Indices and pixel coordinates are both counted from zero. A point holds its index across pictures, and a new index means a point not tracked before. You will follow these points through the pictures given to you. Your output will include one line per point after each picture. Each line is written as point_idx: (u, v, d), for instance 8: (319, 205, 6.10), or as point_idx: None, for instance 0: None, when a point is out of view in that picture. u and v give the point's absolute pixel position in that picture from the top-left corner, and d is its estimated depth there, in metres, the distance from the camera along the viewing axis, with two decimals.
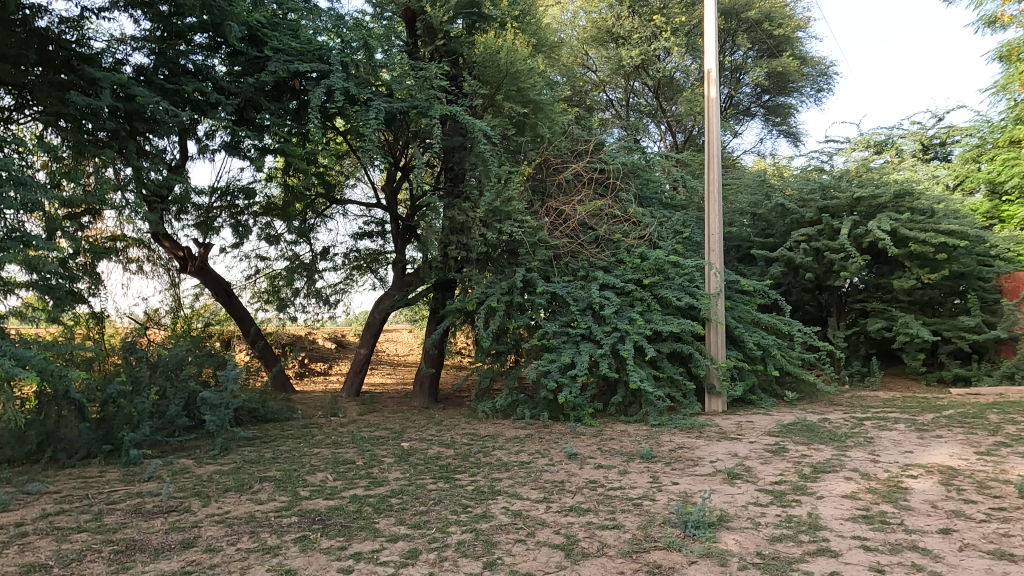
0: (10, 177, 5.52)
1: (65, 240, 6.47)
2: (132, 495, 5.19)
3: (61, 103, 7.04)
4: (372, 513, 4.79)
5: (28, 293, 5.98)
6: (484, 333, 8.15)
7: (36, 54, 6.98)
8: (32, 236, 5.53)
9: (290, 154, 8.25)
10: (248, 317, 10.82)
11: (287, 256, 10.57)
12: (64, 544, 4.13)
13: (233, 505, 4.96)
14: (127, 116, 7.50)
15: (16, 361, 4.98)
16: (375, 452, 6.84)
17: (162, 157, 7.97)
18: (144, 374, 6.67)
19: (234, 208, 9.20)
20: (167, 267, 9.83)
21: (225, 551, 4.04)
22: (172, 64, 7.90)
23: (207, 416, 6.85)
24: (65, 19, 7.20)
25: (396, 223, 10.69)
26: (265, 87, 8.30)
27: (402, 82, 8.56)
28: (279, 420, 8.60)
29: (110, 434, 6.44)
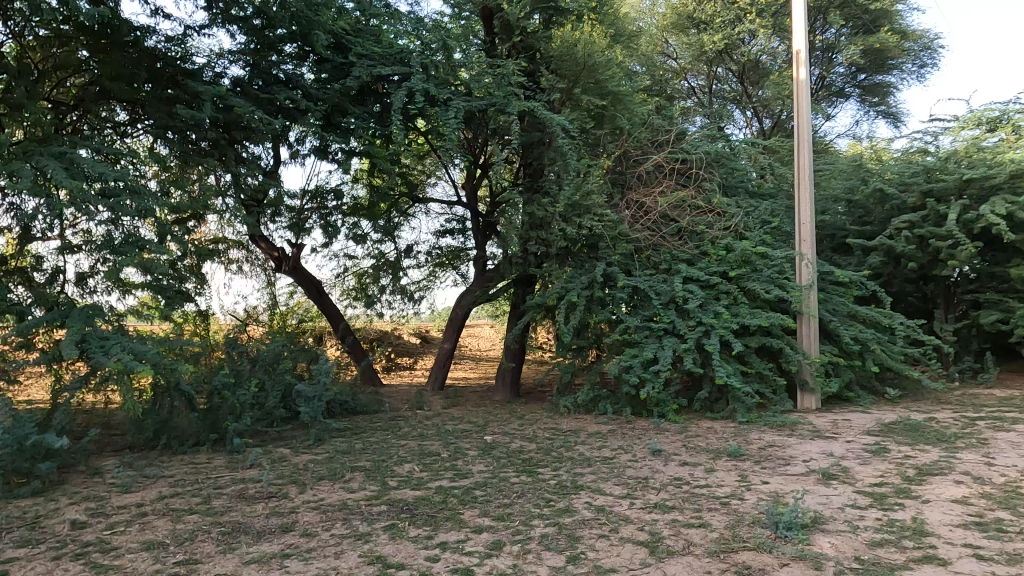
0: (127, 186, 6.21)
1: (174, 242, 6.93)
2: (237, 480, 5.55)
3: (169, 115, 7.57)
4: (457, 504, 4.90)
5: (143, 293, 6.49)
6: (565, 328, 8.15)
7: (147, 72, 7.56)
8: (146, 241, 6.10)
9: (375, 155, 8.52)
10: (338, 314, 11.30)
11: (373, 255, 10.95)
12: (178, 524, 4.47)
13: (328, 493, 5.21)
14: (225, 127, 7.98)
15: (134, 355, 5.54)
16: (460, 445, 7.00)
17: (258, 163, 8.42)
18: (245, 367, 7.17)
19: (323, 209, 9.61)
20: (264, 267, 10.39)
21: (321, 536, 4.25)
22: (266, 74, 8.35)
23: (302, 408, 7.22)
24: (169, 37, 7.74)
25: (477, 220, 10.86)
26: (350, 91, 8.64)
27: (480, 80, 8.62)
28: (368, 412, 8.93)
29: (216, 423, 6.89)
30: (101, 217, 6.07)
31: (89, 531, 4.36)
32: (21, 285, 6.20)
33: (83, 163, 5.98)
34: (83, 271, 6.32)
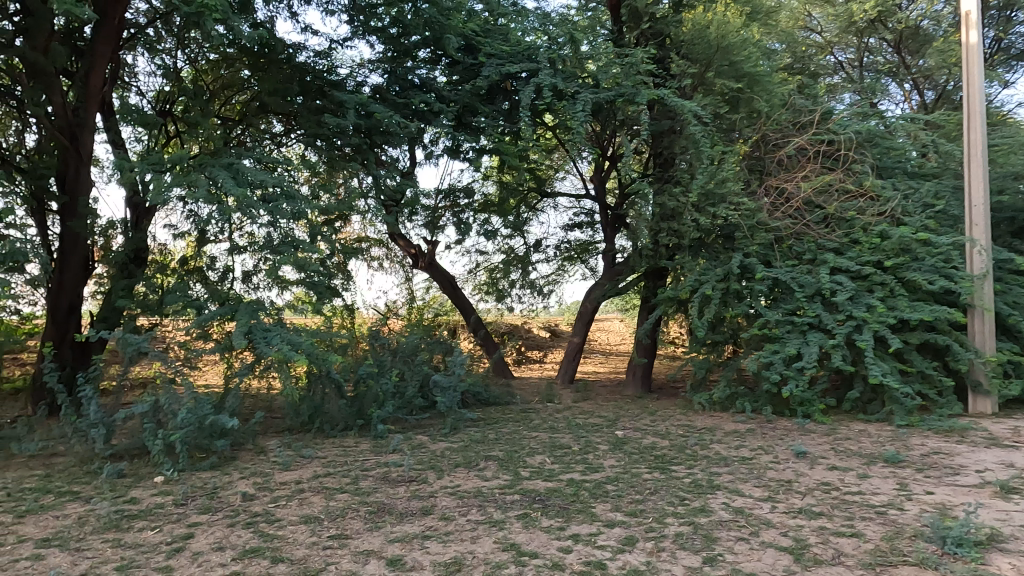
0: (282, 192, 6.84)
1: (323, 243, 7.46)
2: (381, 464, 5.92)
3: (318, 124, 8.19)
4: (589, 497, 4.90)
5: (297, 290, 6.99)
6: (699, 322, 7.86)
7: (299, 85, 8.25)
8: (300, 241, 6.68)
9: (505, 152, 8.69)
10: (471, 308, 11.69)
11: (503, 250, 11.20)
12: (331, 501, 4.86)
13: (464, 479, 5.42)
14: (367, 132, 8.49)
15: (292, 346, 6.11)
16: (591, 439, 6.98)
17: (396, 165, 8.88)
18: (387, 358, 7.62)
19: (456, 206, 9.94)
20: (402, 263, 10.96)
21: (458, 520, 4.43)
22: (402, 79, 8.80)
23: (439, 397, 7.55)
24: (317, 52, 8.48)
25: (606, 213, 10.77)
26: (480, 91, 8.88)
27: (608, 71, 8.50)
28: (500, 404, 9.16)
29: (361, 410, 7.39)
30: (263, 221, 6.69)
31: (256, 502, 4.85)
32: (199, 282, 6.98)
33: (249, 173, 6.70)
34: (248, 270, 7.00)
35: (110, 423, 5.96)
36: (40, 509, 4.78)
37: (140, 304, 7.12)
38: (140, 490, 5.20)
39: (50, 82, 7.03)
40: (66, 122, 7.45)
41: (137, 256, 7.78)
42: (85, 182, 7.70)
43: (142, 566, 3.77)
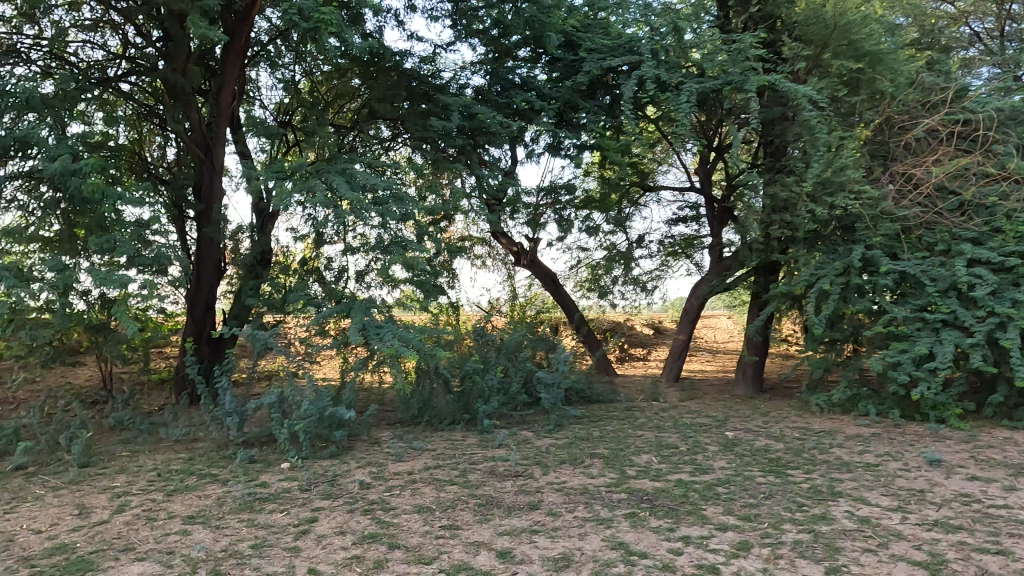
0: (392, 195, 7.13)
1: (430, 242, 7.71)
2: (488, 458, 6.05)
3: (424, 128, 8.48)
4: (699, 499, 4.77)
5: (404, 288, 7.32)
6: (816, 319, 7.43)
7: (405, 91, 8.56)
8: (409, 241, 6.94)
9: (606, 147, 8.61)
10: (573, 305, 11.66)
11: (605, 246, 11.09)
12: (441, 493, 5.01)
13: (569, 476, 5.43)
14: (470, 133, 8.67)
15: (403, 342, 6.37)
16: (699, 439, 6.78)
17: (498, 165, 9.01)
18: (491, 354, 7.79)
19: (557, 203, 9.92)
20: (504, 261, 11.11)
21: (565, 517, 4.45)
22: (504, 79, 8.93)
23: (543, 394, 7.62)
24: (422, 58, 8.78)
25: (712, 206, 10.42)
26: (581, 87, 8.83)
27: (713, 59, 8.15)
28: (604, 401, 9.08)
29: (468, 405, 7.58)
30: (374, 223, 7.00)
31: (373, 491, 5.10)
32: (317, 282, 7.41)
33: (361, 177, 7.05)
34: (361, 270, 7.35)
35: (243, 412, 6.47)
36: (185, 488, 5.27)
37: (266, 303, 7.67)
38: (269, 475, 5.61)
39: (188, 101, 7.71)
40: (201, 137, 8.15)
41: (263, 258, 8.38)
42: (218, 191, 8.38)
43: (273, 546, 4.07)
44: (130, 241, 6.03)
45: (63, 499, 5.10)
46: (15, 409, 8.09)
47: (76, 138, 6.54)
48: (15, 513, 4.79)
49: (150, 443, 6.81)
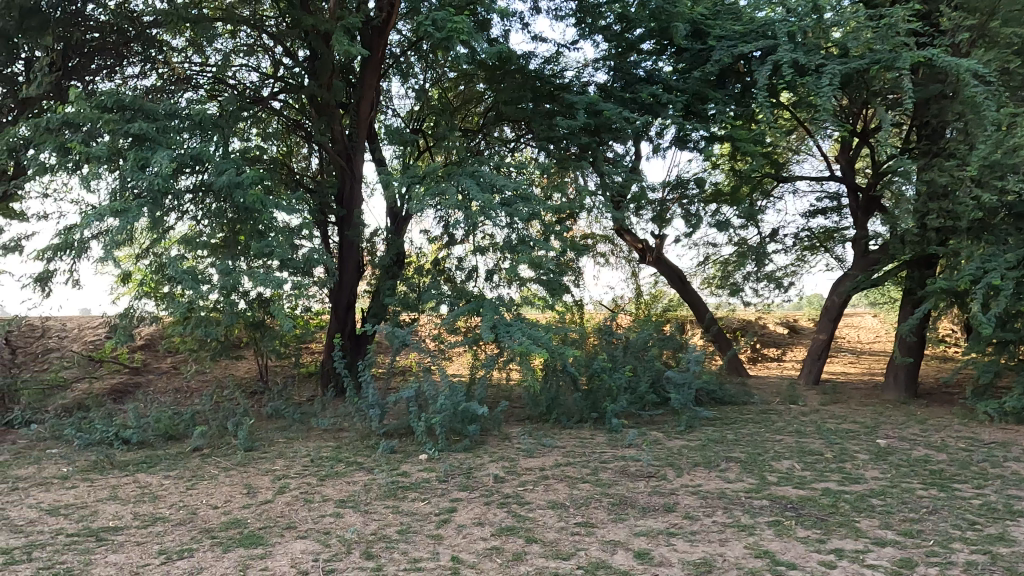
0: (519, 195, 7.25)
1: (557, 241, 7.77)
2: (618, 457, 6.00)
3: (549, 128, 8.56)
4: (850, 510, 4.46)
5: (527, 288, 7.31)
6: (985, 318, 6.67)
7: (530, 92, 8.68)
8: (536, 240, 7.04)
9: (738, 138, 8.24)
10: (701, 303, 11.27)
11: (735, 241, 10.63)
12: (574, 490, 5.04)
13: (705, 479, 5.26)
14: (595, 130, 8.62)
15: (532, 340, 6.46)
16: (847, 446, 6.33)
17: (623, 161, 8.89)
18: (619, 353, 7.73)
19: (685, 198, 9.53)
20: (628, 259, 10.94)
21: (703, 521, 4.32)
22: (628, 74, 8.82)
23: (673, 394, 7.45)
24: (546, 58, 8.87)
25: (855, 196, 9.69)
26: (711, 77, 8.51)
27: (858, 37, 7.54)
28: (737, 403, 8.71)
29: (596, 403, 7.55)
30: (502, 223, 7.15)
31: (507, 484, 5.23)
32: (448, 281, 7.69)
33: (490, 179, 7.23)
34: (490, 269, 7.53)
35: (384, 405, 6.87)
36: (336, 474, 5.68)
37: (402, 302, 8.07)
38: (409, 465, 5.92)
39: (332, 114, 8.29)
40: (342, 147, 8.71)
41: (397, 259, 8.82)
42: (357, 197, 8.93)
43: (418, 532, 4.29)
44: (284, 245, 6.57)
45: (233, 479, 5.67)
46: (190, 398, 9.08)
47: (238, 153, 7.23)
48: (196, 489, 5.39)
49: (302, 432, 7.39)
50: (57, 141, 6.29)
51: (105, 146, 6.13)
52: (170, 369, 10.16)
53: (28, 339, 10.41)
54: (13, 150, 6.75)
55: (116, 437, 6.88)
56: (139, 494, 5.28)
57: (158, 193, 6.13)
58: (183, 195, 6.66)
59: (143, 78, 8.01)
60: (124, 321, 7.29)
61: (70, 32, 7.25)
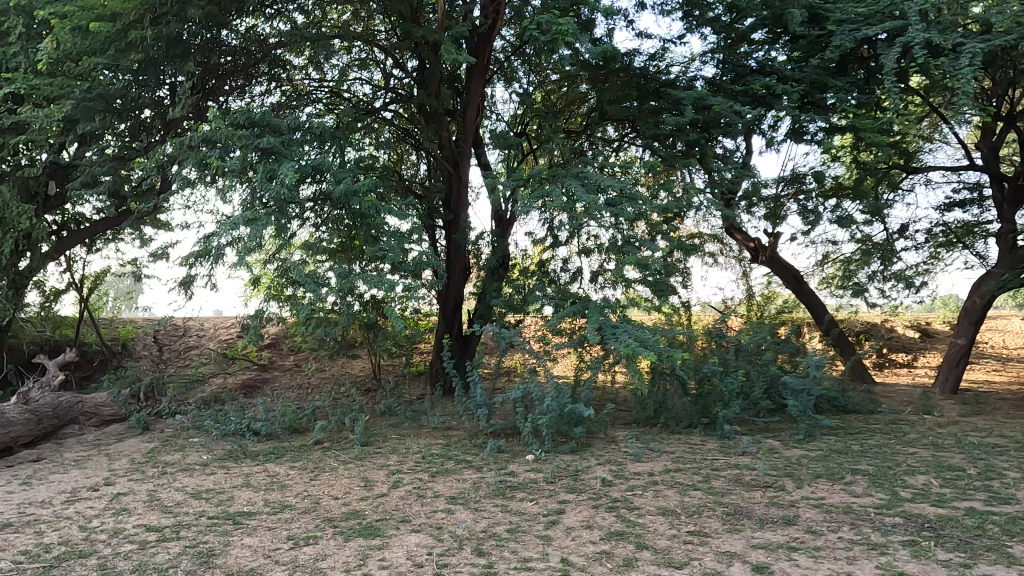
0: (625, 195, 7.13)
1: (664, 241, 7.58)
2: (732, 465, 5.76)
3: (655, 126, 8.37)
4: (1000, 533, 4.03)
5: (633, 289, 7.22)
6: None
7: (636, 90, 8.54)
8: (643, 241, 6.90)
9: (862, 128, 7.70)
10: (819, 304, 10.61)
11: (858, 238, 9.93)
12: (685, 497, 4.90)
13: (828, 492, 4.94)
14: (703, 126, 8.35)
15: (640, 342, 6.33)
16: (993, 462, 5.73)
17: (733, 157, 8.55)
18: (731, 357, 7.44)
19: (801, 193, 9.04)
20: (739, 258, 10.49)
21: (827, 536, 4.07)
22: (738, 66, 8.49)
23: (790, 400, 7.06)
24: (651, 55, 8.71)
25: (1000, 186, 8.78)
26: (831, 64, 8.00)
27: (1003, 11, 6.84)
28: (862, 412, 8.12)
29: (706, 408, 7.30)
30: (607, 223, 7.07)
31: (615, 489, 5.16)
32: (553, 282, 7.71)
33: (595, 179, 7.18)
34: (595, 270, 7.48)
35: (491, 405, 7.00)
36: (446, 471, 5.84)
37: (507, 303, 8.18)
38: (517, 465, 5.98)
39: (440, 121, 8.54)
40: (450, 153, 8.96)
41: (502, 261, 8.95)
42: (464, 201, 9.15)
43: (527, 532, 4.32)
44: (396, 249, 6.84)
45: (351, 472, 5.97)
46: (311, 393, 9.67)
47: (353, 162, 7.61)
48: (318, 480, 5.73)
49: (414, 429, 7.66)
50: (197, 157, 6.89)
51: (237, 160, 6.65)
52: (294, 366, 10.85)
53: (173, 337, 11.49)
54: (160, 166, 7.46)
55: (248, 429, 7.45)
56: (268, 482, 5.67)
57: (283, 202, 6.58)
58: (305, 203, 7.05)
59: (268, 95, 8.61)
60: (254, 321, 7.87)
61: (209, 57, 7.87)
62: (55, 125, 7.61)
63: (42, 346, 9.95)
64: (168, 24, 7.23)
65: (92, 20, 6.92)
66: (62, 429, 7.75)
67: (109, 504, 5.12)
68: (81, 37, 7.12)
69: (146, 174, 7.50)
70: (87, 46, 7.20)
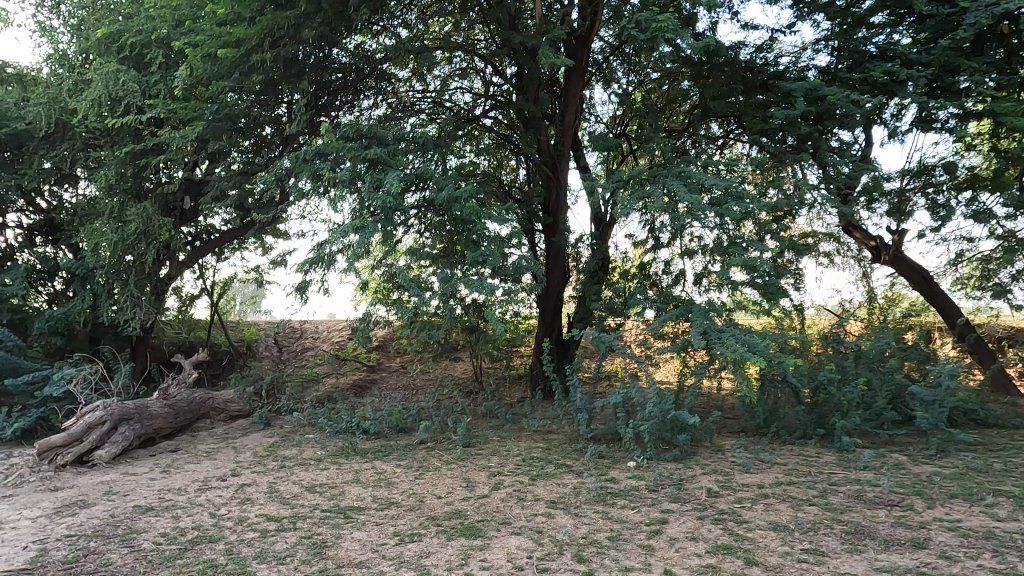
0: (730, 193, 6.84)
1: (774, 240, 7.20)
2: (852, 480, 5.37)
3: (763, 120, 7.98)
4: None
5: (740, 291, 6.91)
6: None
7: (741, 84, 8.19)
8: (751, 241, 6.59)
9: (1002, 112, 6.97)
10: (953, 307, 9.69)
11: (999, 234, 8.99)
12: (799, 512, 4.61)
13: (966, 514, 4.49)
14: (817, 118, 7.87)
15: (748, 347, 6.03)
16: None
17: (851, 150, 7.99)
18: (850, 364, 6.94)
19: (930, 187, 8.32)
20: (858, 258, 9.78)
21: (965, 563, 3.69)
22: (856, 53, 7.93)
23: (920, 412, 6.49)
24: (758, 46, 8.33)
25: None
26: (964, 44, 7.30)
27: None
28: (1005, 427, 7.33)
29: (822, 418, 6.86)
30: (712, 224, 6.81)
31: (722, 500, 4.95)
32: (655, 285, 7.52)
33: (698, 178, 6.94)
34: (698, 272, 7.24)
35: (591, 409, 6.94)
36: (546, 475, 5.84)
37: (607, 307, 8.07)
38: (618, 471, 5.88)
39: (539, 125, 8.58)
40: (549, 157, 8.98)
41: (602, 264, 8.84)
42: (563, 204, 9.14)
43: (629, 540, 4.23)
44: (496, 253, 6.93)
45: (454, 472, 6.11)
46: (416, 394, 9.99)
47: (455, 169, 7.80)
48: (423, 479, 5.90)
49: (514, 431, 7.72)
50: (311, 169, 7.31)
51: (347, 171, 6.99)
52: (400, 368, 11.27)
53: (291, 339, 12.26)
54: (279, 179, 7.98)
55: (358, 427, 7.80)
56: (377, 479, 5.91)
57: (390, 209, 6.84)
58: (409, 210, 7.28)
59: (375, 108, 9.00)
60: (363, 324, 8.24)
61: (322, 75, 8.32)
62: (190, 145, 8.33)
63: (179, 346, 10.92)
64: (285, 46, 7.72)
65: (219, 47, 7.52)
66: (196, 422, 8.45)
67: (235, 494, 5.52)
68: (210, 63, 7.75)
69: (267, 186, 8.05)
70: (216, 71, 7.83)
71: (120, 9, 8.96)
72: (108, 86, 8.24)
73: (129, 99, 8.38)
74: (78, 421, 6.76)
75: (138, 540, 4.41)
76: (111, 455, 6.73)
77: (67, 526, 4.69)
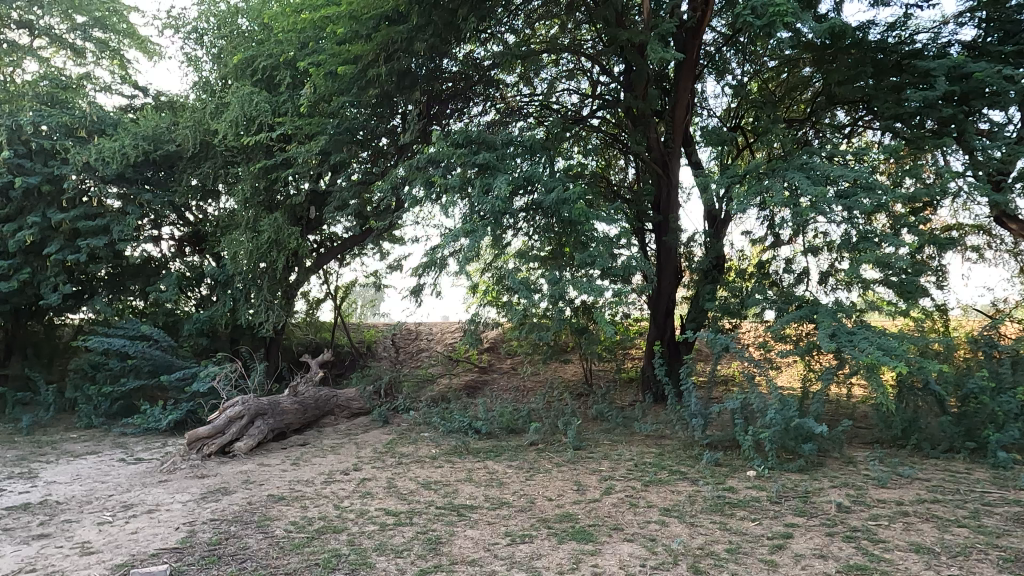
0: (860, 184, 6.31)
1: (913, 234, 6.59)
2: (1009, 500, 4.80)
3: (897, 104, 7.33)
4: None
5: (874, 291, 6.37)
6: None
7: (871, 66, 7.57)
8: (885, 235, 6.07)
9: None
10: None
11: None
12: (947, 534, 4.17)
13: None
14: (963, 99, 7.13)
15: (884, 351, 5.54)
16: None
17: (1004, 132, 7.14)
18: (1007, 372, 6.19)
19: None
20: (1014, 252, 8.74)
21: None
22: (1008, 23, 7.10)
23: None
24: (891, 24, 7.68)
25: None
26: None
27: None
28: None
29: (972, 431, 6.19)
30: (838, 218, 6.34)
31: (854, 516, 4.58)
32: (775, 285, 7.11)
33: (823, 169, 6.47)
34: (823, 271, 6.76)
35: (706, 414, 6.69)
36: (659, 482, 5.66)
37: (722, 307, 7.73)
38: (737, 481, 5.61)
39: (648, 122, 8.39)
40: (659, 154, 8.76)
41: (717, 263, 8.48)
42: (675, 202, 8.86)
43: (749, 554, 4.01)
44: (604, 254, 6.85)
45: (566, 474, 6.08)
46: (526, 396, 10.07)
47: (563, 171, 7.77)
48: (534, 480, 5.93)
49: (626, 436, 7.56)
50: (424, 176, 7.55)
51: (458, 177, 7.17)
52: (510, 369, 11.41)
53: (408, 340, 12.74)
54: (394, 188, 8.33)
55: (470, 427, 7.98)
56: (488, 479, 6.00)
57: (498, 213, 6.94)
58: (518, 213, 7.34)
59: (484, 114, 9.17)
60: (474, 325, 8.37)
61: (433, 86, 8.60)
62: (315, 158, 8.87)
63: (307, 346, 11.68)
64: (399, 59, 8.05)
65: (339, 64, 7.98)
66: (322, 418, 9.00)
67: (357, 488, 5.81)
68: (332, 81, 8.23)
69: (383, 195, 8.43)
70: (336, 87, 8.31)
71: (253, 36, 9.75)
72: (244, 107, 9.00)
73: (261, 119, 9.09)
74: (221, 414, 7.38)
75: (272, 527, 4.75)
76: (249, 447, 7.29)
77: (211, 511, 5.14)
